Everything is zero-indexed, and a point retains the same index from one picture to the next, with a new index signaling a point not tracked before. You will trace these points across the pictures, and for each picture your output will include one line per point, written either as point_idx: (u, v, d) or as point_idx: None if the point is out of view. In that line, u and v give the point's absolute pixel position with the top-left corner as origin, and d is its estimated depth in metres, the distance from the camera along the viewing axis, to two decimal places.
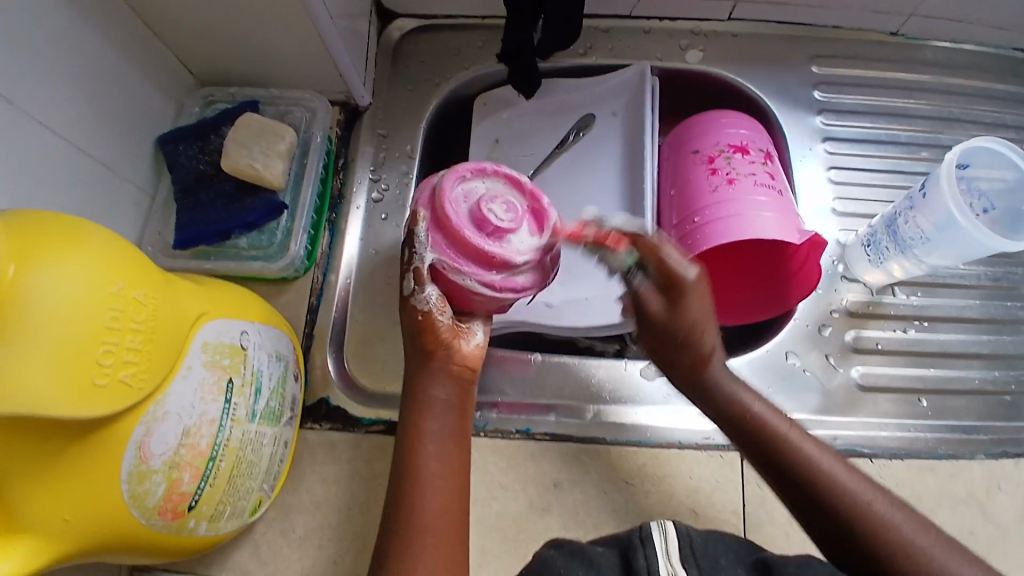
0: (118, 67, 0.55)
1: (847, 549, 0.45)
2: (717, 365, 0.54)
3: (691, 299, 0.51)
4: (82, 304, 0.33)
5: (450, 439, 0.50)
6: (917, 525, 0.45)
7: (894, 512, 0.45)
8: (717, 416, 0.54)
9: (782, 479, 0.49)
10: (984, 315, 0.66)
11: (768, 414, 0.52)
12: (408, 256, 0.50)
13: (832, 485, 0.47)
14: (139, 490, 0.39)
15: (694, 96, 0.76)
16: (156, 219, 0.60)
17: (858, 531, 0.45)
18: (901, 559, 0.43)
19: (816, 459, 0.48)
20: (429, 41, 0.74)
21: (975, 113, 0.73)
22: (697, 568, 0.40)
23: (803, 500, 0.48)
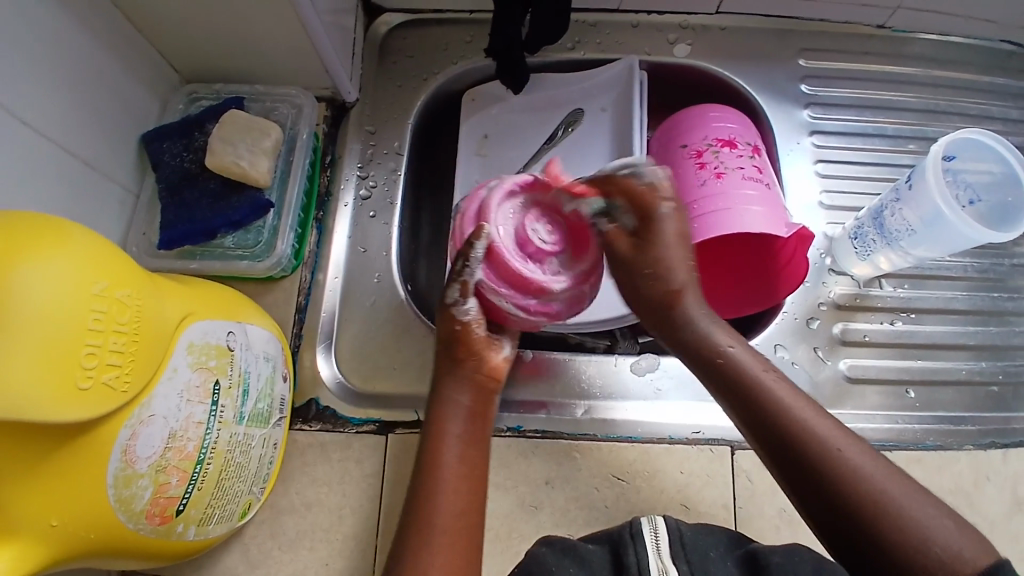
0: (101, 63, 0.54)
1: (815, 494, 0.44)
2: (690, 304, 0.54)
3: (667, 228, 0.55)
4: (64, 305, 0.33)
5: (472, 443, 0.51)
6: (890, 474, 0.43)
7: (865, 459, 0.44)
8: (688, 355, 0.53)
9: (752, 419, 0.48)
10: (971, 306, 0.67)
11: (743, 355, 0.51)
12: (457, 269, 0.52)
13: (801, 426, 0.46)
14: (125, 495, 0.38)
15: (682, 90, 0.76)
16: (142, 218, 0.59)
17: (824, 474, 0.44)
18: (868, 505, 0.42)
19: (787, 399, 0.47)
20: (416, 36, 0.73)
21: (960, 106, 0.74)
22: (686, 564, 0.40)
23: (770, 441, 0.47)
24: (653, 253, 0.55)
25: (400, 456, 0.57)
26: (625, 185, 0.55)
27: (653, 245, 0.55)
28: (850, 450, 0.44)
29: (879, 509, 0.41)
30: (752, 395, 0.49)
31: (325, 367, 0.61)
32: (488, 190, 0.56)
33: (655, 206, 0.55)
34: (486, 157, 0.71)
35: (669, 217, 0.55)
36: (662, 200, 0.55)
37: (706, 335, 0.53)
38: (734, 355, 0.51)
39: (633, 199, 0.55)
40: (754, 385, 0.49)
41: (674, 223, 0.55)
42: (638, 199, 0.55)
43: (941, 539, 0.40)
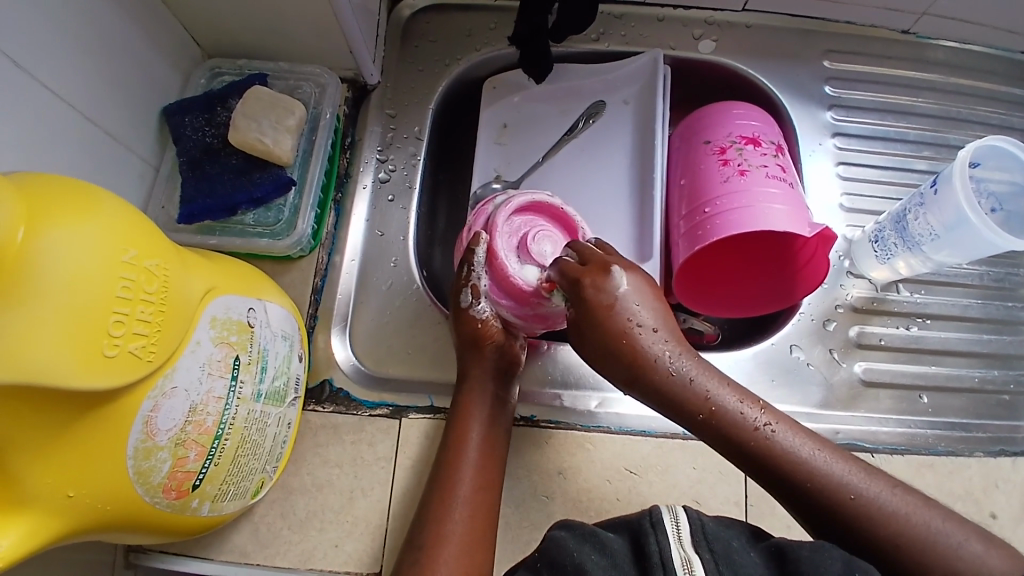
0: (125, 31, 0.53)
1: (853, 543, 0.45)
2: (661, 367, 0.51)
3: (599, 299, 0.51)
4: (92, 271, 0.32)
5: (493, 423, 0.55)
6: (915, 506, 0.45)
7: (891, 496, 0.45)
8: (674, 412, 0.51)
9: (769, 474, 0.48)
10: (985, 315, 0.67)
11: (737, 404, 0.50)
12: (464, 275, 0.57)
13: (824, 479, 0.46)
14: (144, 467, 0.38)
15: (706, 87, 0.75)
16: (161, 191, 0.59)
17: (859, 523, 0.45)
18: (916, 549, 0.43)
19: (801, 449, 0.47)
20: (440, 22, 0.73)
21: (980, 114, 0.73)
22: (710, 553, 0.39)
23: (797, 499, 0.47)
24: (604, 326, 0.51)
25: (415, 442, 0.57)
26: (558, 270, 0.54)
27: (601, 311, 0.51)
28: (877, 492, 0.45)
29: (920, 547, 0.43)
30: (765, 453, 0.48)
31: (340, 349, 0.61)
32: (495, 206, 0.59)
33: (594, 285, 0.51)
34: (505, 146, 0.71)
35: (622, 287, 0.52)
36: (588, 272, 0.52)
37: (694, 389, 0.50)
38: (730, 406, 0.50)
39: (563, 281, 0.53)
40: (763, 441, 0.48)
41: (614, 290, 0.52)
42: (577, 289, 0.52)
43: (974, 564, 0.43)
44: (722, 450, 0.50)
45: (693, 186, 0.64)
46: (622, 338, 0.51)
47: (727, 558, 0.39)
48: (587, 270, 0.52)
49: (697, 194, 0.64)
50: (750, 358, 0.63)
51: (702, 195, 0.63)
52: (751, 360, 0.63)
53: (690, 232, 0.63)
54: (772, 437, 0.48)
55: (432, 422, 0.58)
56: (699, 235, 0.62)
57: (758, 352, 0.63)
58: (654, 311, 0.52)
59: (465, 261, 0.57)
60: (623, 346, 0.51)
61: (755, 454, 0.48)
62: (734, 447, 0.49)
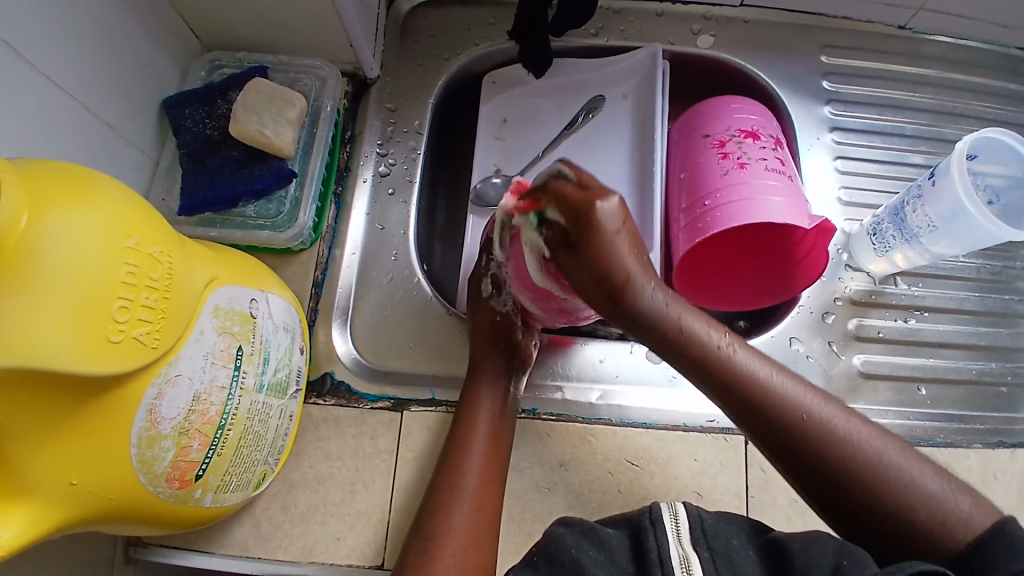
0: (124, 22, 0.53)
1: (805, 466, 0.44)
2: (642, 289, 0.49)
3: (608, 226, 0.49)
4: (96, 256, 0.32)
5: (502, 412, 0.56)
6: (869, 435, 0.44)
7: (845, 423, 0.45)
8: (641, 329, 0.50)
9: (729, 395, 0.47)
10: (982, 307, 0.67)
11: (702, 327, 0.49)
12: (484, 266, 0.61)
13: (780, 400, 0.46)
14: (148, 456, 0.38)
15: (704, 81, 0.76)
16: (161, 184, 0.59)
17: (809, 444, 0.44)
18: (865, 479, 0.43)
19: (761, 373, 0.47)
20: (439, 16, 0.73)
21: (976, 109, 0.74)
22: (708, 552, 0.38)
23: (753, 421, 0.46)
24: (600, 254, 0.49)
25: (417, 435, 0.57)
26: (555, 193, 0.51)
27: (608, 241, 0.49)
28: (830, 416, 0.45)
29: (869, 473, 0.43)
30: (726, 373, 0.47)
31: (341, 343, 0.61)
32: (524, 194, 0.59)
33: (593, 204, 0.50)
34: (505, 140, 0.71)
35: (617, 215, 0.50)
36: (596, 197, 0.50)
37: (663, 311, 0.49)
38: (695, 328, 0.49)
39: (568, 205, 0.50)
40: (723, 361, 0.47)
41: (616, 219, 0.50)
42: (572, 206, 0.50)
43: (929, 502, 0.42)
44: (681, 369, 0.49)
45: (693, 179, 0.64)
46: (619, 266, 0.49)
47: (726, 558, 0.39)
48: (588, 193, 0.50)
49: (696, 187, 0.64)
50: None
51: (702, 188, 0.63)
52: None
53: (690, 225, 0.63)
54: (731, 356, 0.47)
55: (435, 415, 0.58)
56: (699, 228, 0.62)
57: (758, 344, 0.63)
58: (641, 251, 0.51)
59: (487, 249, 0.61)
60: (617, 273, 0.49)
61: (715, 371, 0.47)
62: (695, 365, 0.48)
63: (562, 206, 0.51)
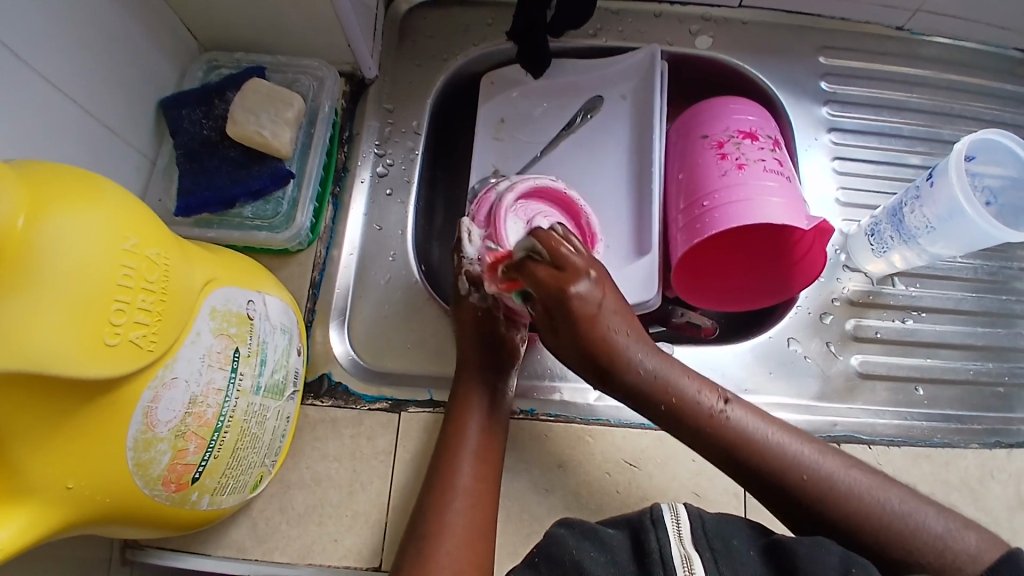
0: (122, 21, 0.53)
1: (812, 520, 0.47)
2: (632, 367, 0.51)
3: (587, 311, 0.50)
4: (94, 259, 0.32)
5: (494, 417, 0.55)
6: (869, 484, 0.47)
7: (845, 475, 0.47)
8: (641, 404, 0.52)
9: (729, 458, 0.49)
10: (979, 308, 0.67)
11: (699, 393, 0.51)
12: (458, 264, 0.60)
13: (782, 462, 0.48)
14: (144, 458, 0.38)
15: (703, 82, 0.76)
16: (158, 184, 0.58)
17: (815, 502, 0.46)
18: (872, 528, 0.45)
19: (759, 433, 0.49)
20: (437, 17, 0.73)
21: (973, 110, 0.74)
22: (710, 552, 0.39)
23: (756, 481, 0.48)
24: (587, 340, 0.51)
25: (415, 436, 0.57)
26: (531, 275, 0.51)
27: (591, 326, 0.50)
28: (831, 470, 0.47)
29: (878, 524, 0.45)
30: (725, 436, 0.49)
31: (338, 343, 0.61)
32: (498, 192, 0.61)
33: (568, 290, 0.50)
34: (503, 141, 0.71)
35: (592, 297, 0.50)
36: (569, 282, 0.50)
37: (658, 386, 0.51)
38: (691, 397, 0.50)
39: (544, 290, 0.51)
40: (723, 427, 0.49)
41: (595, 300, 0.51)
42: (546, 292, 0.51)
43: (937, 544, 0.44)
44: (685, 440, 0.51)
45: (692, 180, 0.64)
46: (604, 350, 0.51)
47: (727, 557, 0.39)
48: (564, 275, 0.50)
49: (695, 188, 0.64)
50: (747, 350, 0.63)
51: (700, 189, 0.63)
52: (749, 352, 0.63)
53: (688, 226, 0.63)
54: (731, 422, 0.50)
55: (431, 416, 0.58)
56: (697, 228, 0.62)
57: (756, 345, 0.63)
58: (626, 318, 0.52)
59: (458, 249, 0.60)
60: (604, 356, 0.51)
61: (714, 439, 0.49)
62: (696, 436, 0.50)
63: (538, 286, 0.51)
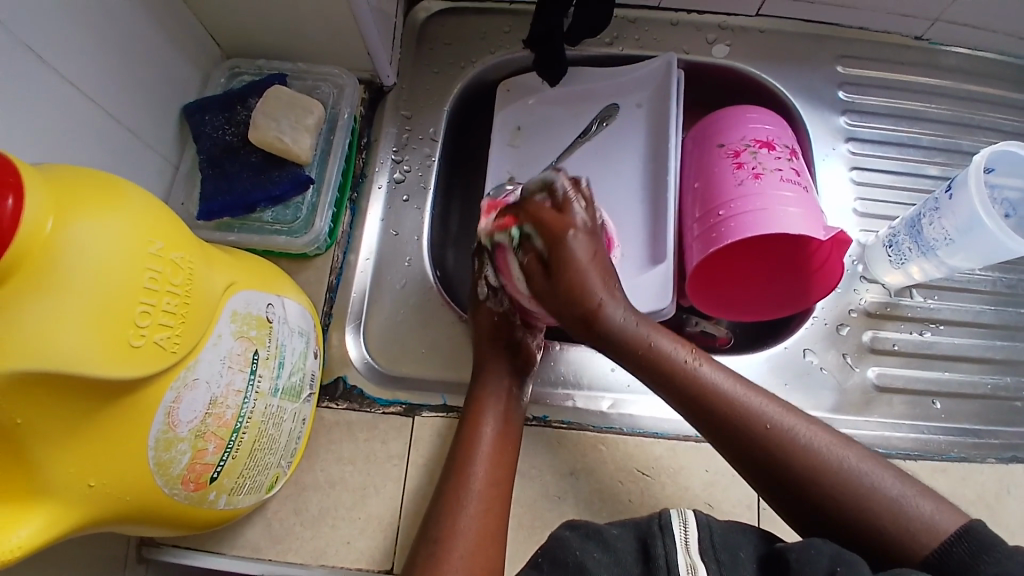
0: (147, 29, 0.54)
1: (769, 473, 0.47)
2: (612, 313, 0.52)
3: (580, 253, 0.52)
4: (119, 262, 0.33)
5: (508, 410, 0.56)
6: (829, 442, 0.46)
7: (806, 430, 0.47)
8: (613, 350, 0.53)
9: (694, 407, 0.50)
10: (998, 321, 0.67)
11: (670, 345, 0.52)
12: (478, 268, 0.62)
13: (744, 412, 0.48)
14: (165, 458, 0.39)
15: (719, 90, 0.76)
16: (181, 188, 0.60)
17: (771, 452, 0.47)
18: (822, 481, 0.45)
19: (724, 386, 0.50)
20: (455, 24, 0.73)
21: (992, 120, 0.73)
22: (716, 562, 0.39)
23: (717, 432, 0.49)
24: (574, 277, 0.52)
25: (428, 441, 0.57)
26: (533, 212, 0.55)
27: (581, 265, 0.52)
28: (791, 424, 0.47)
29: (833, 480, 0.45)
30: (690, 386, 0.50)
31: (353, 347, 0.61)
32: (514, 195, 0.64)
33: (567, 227, 0.54)
34: (518, 148, 0.71)
35: (586, 242, 0.53)
36: (570, 222, 0.54)
37: (632, 332, 0.52)
38: (663, 346, 0.52)
39: (544, 225, 0.54)
40: (690, 376, 0.50)
41: (586, 246, 0.53)
42: (547, 226, 0.54)
43: (891, 506, 0.43)
44: (654, 386, 0.52)
45: (707, 189, 0.65)
46: (586, 291, 0.52)
47: (735, 568, 0.39)
48: (564, 216, 0.54)
49: (710, 197, 0.64)
50: (763, 361, 0.63)
51: (715, 198, 0.63)
52: (764, 364, 0.63)
53: (703, 235, 0.63)
54: (697, 372, 0.50)
55: (445, 420, 0.58)
56: (712, 238, 0.62)
57: (771, 356, 0.63)
58: (610, 276, 0.54)
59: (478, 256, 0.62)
60: (586, 296, 0.52)
61: (680, 385, 0.50)
62: (663, 382, 0.51)
63: (537, 225, 0.54)
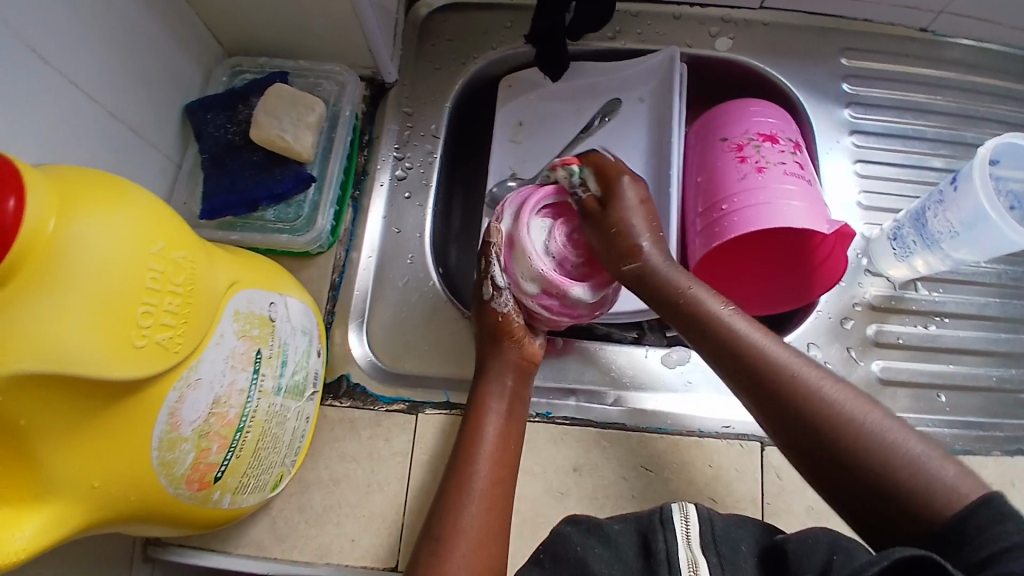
0: (149, 28, 0.54)
1: (785, 422, 0.45)
2: (651, 255, 0.54)
3: (631, 194, 0.56)
4: (122, 261, 0.33)
5: (514, 401, 0.56)
6: (853, 398, 0.43)
7: (831, 385, 0.44)
8: (646, 295, 0.54)
9: (717, 351, 0.50)
10: (1003, 314, 0.66)
11: (704, 295, 0.52)
12: (483, 267, 0.59)
13: (768, 360, 0.47)
14: (168, 458, 0.38)
15: (721, 84, 0.75)
16: (183, 187, 0.59)
17: (790, 400, 0.45)
18: (839, 432, 0.42)
19: (750, 334, 0.49)
20: (456, 20, 0.73)
21: (997, 112, 0.73)
22: (717, 556, 0.38)
23: (740, 377, 0.48)
24: (622, 211, 0.55)
25: (431, 439, 0.57)
26: (594, 160, 0.60)
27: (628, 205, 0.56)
28: (816, 377, 0.45)
29: (852, 433, 0.42)
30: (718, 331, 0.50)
31: (357, 345, 0.61)
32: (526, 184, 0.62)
33: (622, 174, 0.58)
34: (520, 143, 0.71)
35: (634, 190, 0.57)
36: (626, 171, 0.58)
37: (665, 276, 0.53)
38: (696, 295, 0.52)
39: (603, 168, 0.59)
40: (719, 323, 0.50)
41: (636, 192, 0.57)
42: (604, 170, 0.58)
43: (912, 464, 0.40)
44: (685, 333, 0.52)
45: (710, 183, 0.64)
46: (629, 227, 0.55)
47: (733, 562, 0.38)
48: (622, 168, 0.59)
49: (713, 191, 0.63)
50: None
51: (718, 192, 0.63)
52: None
53: (706, 229, 0.63)
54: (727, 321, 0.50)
55: (449, 418, 0.58)
56: (715, 232, 0.62)
57: None
58: (655, 227, 0.57)
59: (484, 255, 0.59)
60: (627, 232, 0.55)
61: (708, 331, 0.50)
62: (694, 327, 0.51)
63: (595, 171, 0.59)
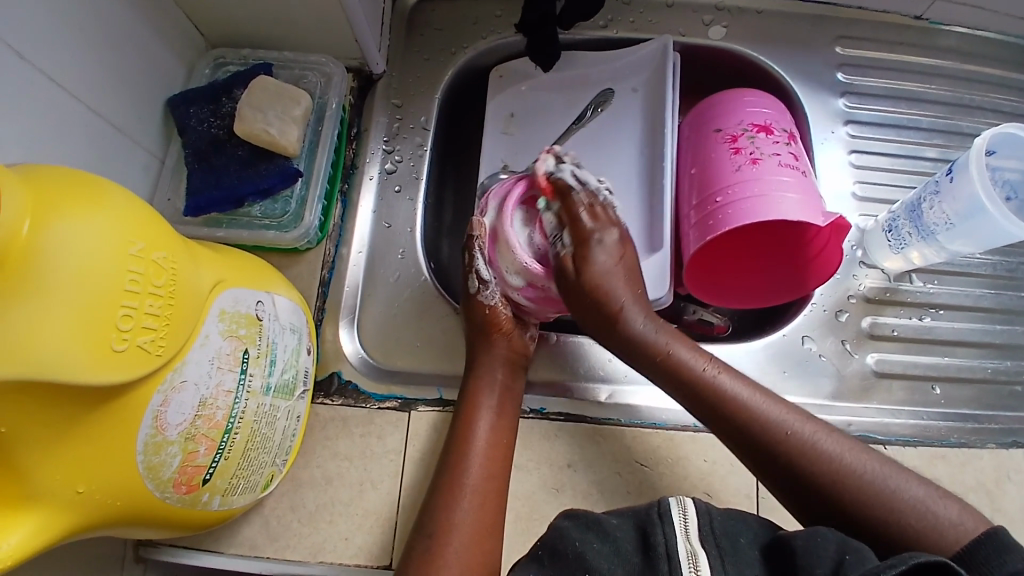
0: (130, 20, 0.53)
1: (792, 481, 0.48)
2: (634, 318, 0.55)
3: (606, 258, 0.56)
4: (100, 264, 0.32)
5: (506, 394, 0.56)
6: (848, 449, 0.47)
7: (826, 438, 0.48)
8: (634, 357, 0.55)
9: (710, 413, 0.51)
10: (998, 305, 0.66)
11: (688, 355, 0.54)
12: (468, 261, 0.59)
13: (763, 420, 0.49)
14: (154, 462, 0.38)
15: (715, 73, 0.74)
16: (168, 183, 0.58)
17: (793, 460, 0.47)
18: (846, 485, 0.46)
19: (741, 393, 0.51)
20: (446, 10, 0.72)
21: (993, 101, 0.72)
22: (717, 548, 0.38)
23: (739, 438, 0.50)
24: (600, 283, 0.55)
25: (424, 435, 0.57)
26: (569, 206, 0.57)
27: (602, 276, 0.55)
28: (811, 432, 0.48)
29: (856, 485, 0.45)
30: (711, 394, 0.51)
31: (348, 342, 0.61)
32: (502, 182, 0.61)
33: (593, 237, 0.56)
34: (512, 135, 0.70)
35: (608, 250, 0.56)
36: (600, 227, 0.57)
37: (652, 339, 0.54)
38: (683, 356, 0.53)
39: (576, 225, 0.56)
40: (710, 385, 0.52)
41: (610, 253, 0.56)
42: (577, 229, 0.56)
43: (918, 509, 0.44)
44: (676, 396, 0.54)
45: (704, 175, 0.63)
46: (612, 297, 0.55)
47: (735, 553, 0.38)
48: (595, 218, 0.57)
49: (707, 183, 0.63)
50: (761, 349, 0.62)
51: (713, 184, 0.62)
52: (762, 352, 0.62)
53: (701, 222, 0.62)
54: (717, 381, 0.52)
55: (441, 415, 0.57)
56: (710, 225, 0.61)
57: (771, 344, 0.62)
58: (631, 283, 0.57)
59: (468, 250, 0.59)
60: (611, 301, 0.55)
61: (700, 392, 0.52)
62: (685, 390, 0.53)
63: (568, 219, 0.57)
